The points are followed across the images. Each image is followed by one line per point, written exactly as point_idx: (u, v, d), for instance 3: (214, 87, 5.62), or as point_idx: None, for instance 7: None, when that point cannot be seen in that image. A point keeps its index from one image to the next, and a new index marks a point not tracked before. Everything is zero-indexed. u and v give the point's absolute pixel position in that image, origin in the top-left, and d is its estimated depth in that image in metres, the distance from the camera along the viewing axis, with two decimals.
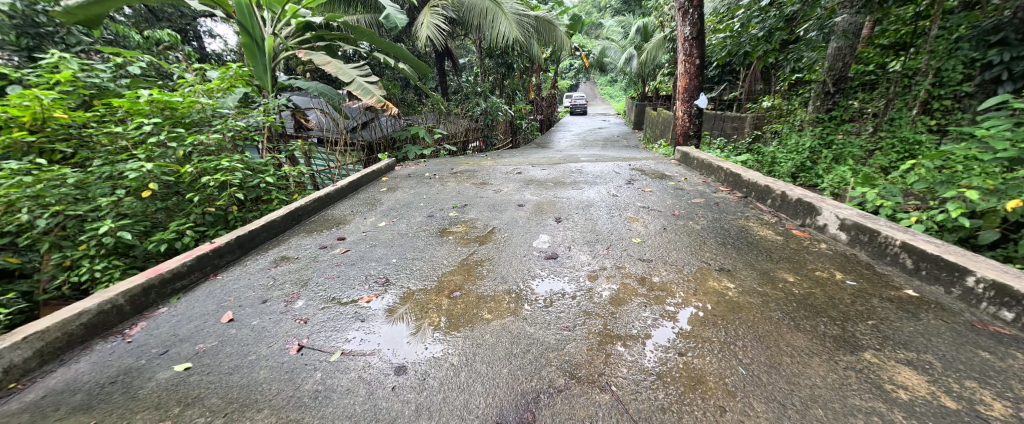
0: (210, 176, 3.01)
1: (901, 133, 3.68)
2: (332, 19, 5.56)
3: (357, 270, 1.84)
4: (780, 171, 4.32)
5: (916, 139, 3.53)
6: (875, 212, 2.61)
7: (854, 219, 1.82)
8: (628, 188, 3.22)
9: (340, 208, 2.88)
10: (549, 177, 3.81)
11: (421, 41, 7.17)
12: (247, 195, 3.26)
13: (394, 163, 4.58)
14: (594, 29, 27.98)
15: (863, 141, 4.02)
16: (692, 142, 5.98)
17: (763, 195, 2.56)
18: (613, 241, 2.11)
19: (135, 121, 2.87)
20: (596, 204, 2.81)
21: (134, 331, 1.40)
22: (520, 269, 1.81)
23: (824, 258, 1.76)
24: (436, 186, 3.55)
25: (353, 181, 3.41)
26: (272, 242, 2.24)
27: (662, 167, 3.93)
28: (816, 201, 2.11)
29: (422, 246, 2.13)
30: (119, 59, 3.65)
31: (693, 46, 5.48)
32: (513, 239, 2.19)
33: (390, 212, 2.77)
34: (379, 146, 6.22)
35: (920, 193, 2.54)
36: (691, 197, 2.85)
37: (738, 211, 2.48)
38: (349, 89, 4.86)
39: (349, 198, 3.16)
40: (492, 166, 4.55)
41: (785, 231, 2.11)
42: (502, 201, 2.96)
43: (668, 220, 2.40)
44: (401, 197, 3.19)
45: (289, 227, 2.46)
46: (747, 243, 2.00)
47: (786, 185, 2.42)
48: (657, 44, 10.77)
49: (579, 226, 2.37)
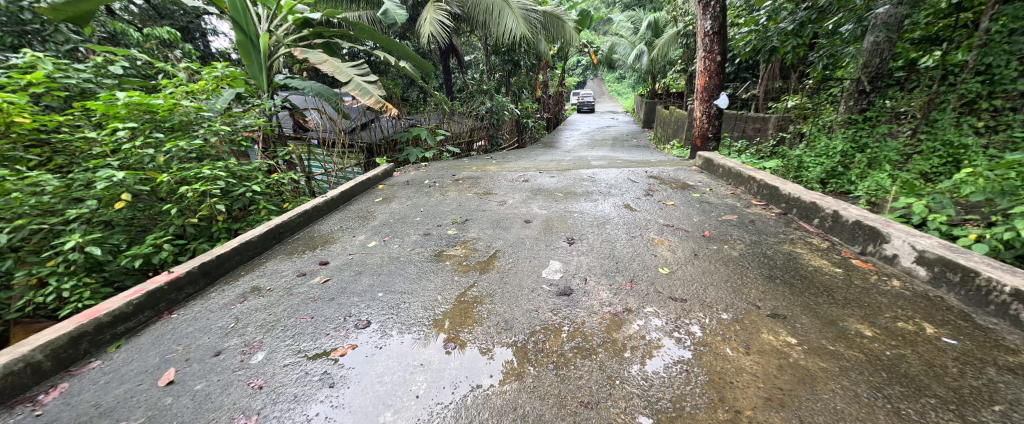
0: (189, 185, 2.73)
1: (947, 136, 3.34)
2: (330, 15, 5.29)
3: (334, 308, 1.55)
4: (810, 177, 3.96)
5: (967, 144, 3.17)
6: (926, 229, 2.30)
7: (937, 253, 1.49)
8: (647, 200, 2.90)
9: (328, 223, 2.61)
10: (559, 185, 3.50)
11: (424, 38, 6.88)
12: (232, 205, 3.00)
13: (392, 169, 4.30)
14: (604, 26, 27.59)
15: (899, 144, 3.69)
16: (710, 144, 5.60)
17: (808, 213, 2.24)
18: (637, 271, 1.79)
19: (109, 127, 2.57)
20: (612, 220, 2.50)
21: (49, 398, 1.12)
22: (527, 311, 1.50)
23: (903, 302, 1.44)
24: (435, 196, 3.27)
25: (346, 190, 3.14)
26: (245, 267, 1.96)
27: (682, 175, 3.59)
28: (880, 225, 1.78)
29: (415, 274, 1.85)
30: (100, 57, 3.37)
31: (714, 42, 5.09)
32: (519, 267, 1.89)
33: (382, 229, 2.48)
34: (379, 148, 5.95)
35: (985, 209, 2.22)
36: (720, 212, 2.53)
37: (779, 232, 2.15)
38: (346, 90, 4.60)
39: (341, 211, 2.88)
40: (496, 172, 4.25)
41: (842, 261, 1.79)
42: (507, 216, 2.68)
43: (699, 243, 2.07)
44: (396, 209, 2.90)
45: (269, 248, 2.19)
46: (799, 277, 1.67)
47: (836, 202, 2.10)
48: (670, 41, 10.34)
49: (596, 249, 2.07)
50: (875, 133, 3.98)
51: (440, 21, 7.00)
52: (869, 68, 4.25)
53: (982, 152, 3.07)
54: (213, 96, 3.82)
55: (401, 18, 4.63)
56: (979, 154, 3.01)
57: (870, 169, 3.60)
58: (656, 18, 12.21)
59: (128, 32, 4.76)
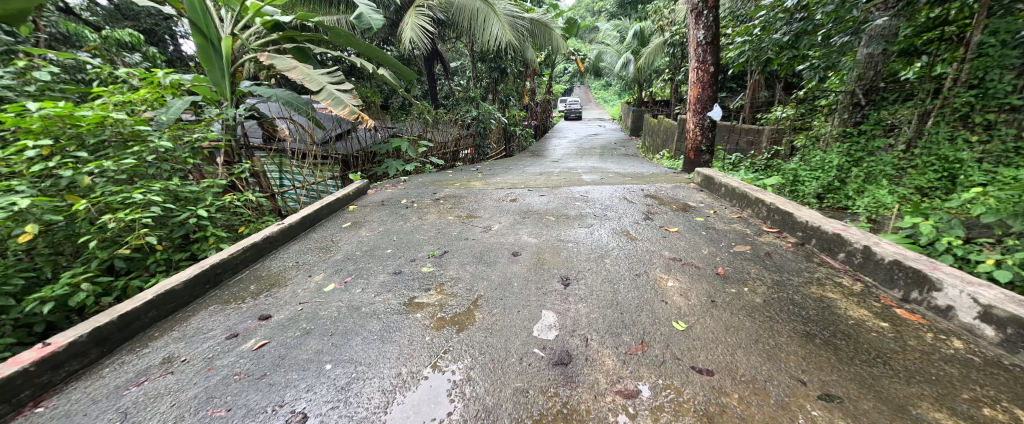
0: (117, 211, 2.31)
1: (942, 149, 3.25)
2: (304, 18, 4.87)
3: (262, 393, 1.17)
4: (806, 191, 3.82)
5: (964, 159, 3.07)
6: (944, 256, 2.12)
7: (1010, 310, 1.24)
8: (647, 225, 2.63)
9: (282, 257, 2.23)
10: (549, 205, 3.20)
11: (405, 43, 6.54)
12: (173, 232, 2.58)
13: (367, 185, 3.91)
14: (590, 34, 27.86)
15: (895, 158, 3.57)
16: (704, 157, 5.41)
17: (832, 246, 1.98)
18: (647, 327, 1.48)
19: (17, 144, 2.11)
20: (611, 253, 2.20)
21: None
22: (515, 394, 1.17)
23: (977, 374, 1.16)
24: (412, 220, 2.92)
25: (310, 214, 2.77)
26: (163, 326, 1.56)
27: (681, 195, 3.35)
28: (927, 268, 1.53)
29: (376, 332, 1.50)
30: (23, 61, 2.90)
31: (707, 52, 4.92)
32: (505, 321, 1.56)
33: (344, 266, 2.11)
34: (355, 161, 5.55)
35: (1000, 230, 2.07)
36: (730, 242, 2.26)
37: (801, 269, 1.89)
38: (317, 99, 4.19)
39: (301, 240, 2.50)
40: (481, 189, 3.92)
41: (883, 311, 1.52)
42: (492, 246, 2.35)
43: (714, 284, 1.79)
44: (365, 238, 2.54)
45: (199, 295, 1.80)
46: (841, 335, 1.38)
47: (863, 235, 1.86)
48: (656, 50, 10.31)
49: (596, 293, 1.75)
50: (870, 147, 3.86)
51: (423, 27, 6.68)
52: (864, 81, 4.19)
53: (981, 168, 2.96)
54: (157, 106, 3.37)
55: (377, 23, 4.27)
56: (975, 170, 2.93)
57: (872, 186, 3.44)
58: (641, 27, 12.26)
59: (84, 33, 4.62)
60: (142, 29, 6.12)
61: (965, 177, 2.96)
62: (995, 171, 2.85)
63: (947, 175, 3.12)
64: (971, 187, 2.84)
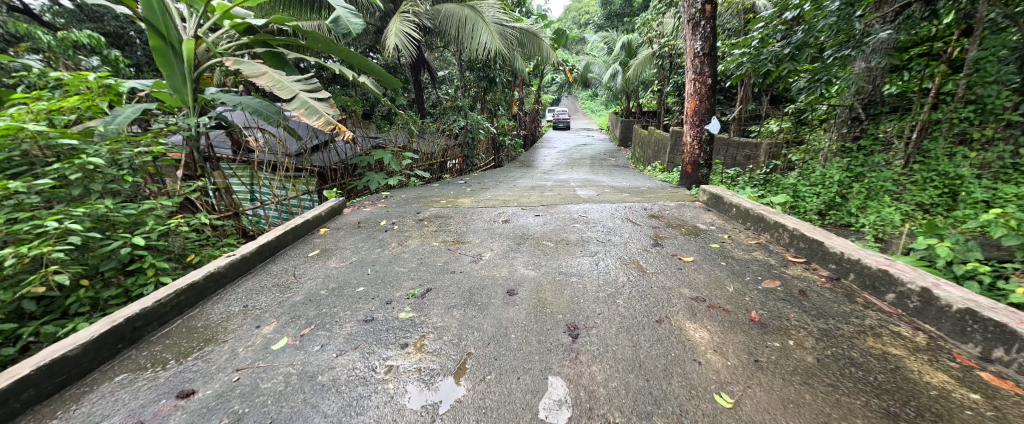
0: (27, 243, 1.89)
1: (941, 165, 3.20)
2: (279, 21, 4.48)
3: None
4: (807, 208, 3.59)
5: (964, 175, 3.00)
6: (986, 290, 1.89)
7: None
8: (657, 253, 2.35)
9: (227, 300, 1.84)
10: (545, 228, 2.89)
11: (389, 50, 6.21)
12: (104, 265, 2.15)
13: (343, 202, 3.51)
14: (577, 45, 28.33)
15: (902, 175, 3.42)
16: (702, 171, 5.22)
17: (878, 284, 1.71)
18: (684, 404, 1.16)
19: None
20: (623, 290, 1.90)
21: None
22: None
23: None
24: (391, 247, 2.56)
25: (269, 242, 2.38)
26: (42, 414, 1.15)
27: (688, 215, 3.10)
28: (1012, 320, 1.26)
29: (332, 417, 1.12)
30: None
31: (704, 63, 4.76)
32: (502, 397, 1.21)
33: (304, 311, 1.74)
34: (334, 174, 5.13)
35: (1022, 254, 1.98)
36: (756, 276, 1.99)
37: (846, 313, 1.62)
38: (289, 108, 3.81)
39: (256, 275, 2.12)
40: (470, 207, 3.59)
41: (964, 375, 1.24)
42: (483, 282, 2.01)
43: (752, 335, 1.49)
44: (333, 271, 2.16)
45: (107, 359, 1.39)
46: (933, 416, 1.08)
47: (914, 273, 1.61)
48: (645, 61, 10.26)
49: (612, 351, 1.43)
50: (871, 162, 3.71)
51: (407, 34, 6.37)
52: (863, 94, 4.20)
53: (992, 187, 2.83)
54: (90, 117, 2.84)
55: (355, 27, 3.92)
56: (976, 185, 2.86)
57: (877, 204, 3.24)
58: (629, 39, 12.27)
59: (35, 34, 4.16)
60: (105, 31, 5.50)
61: (967, 194, 2.85)
62: (997, 188, 2.79)
63: (948, 192, 3.04)
64: (974, 203, 2.75)
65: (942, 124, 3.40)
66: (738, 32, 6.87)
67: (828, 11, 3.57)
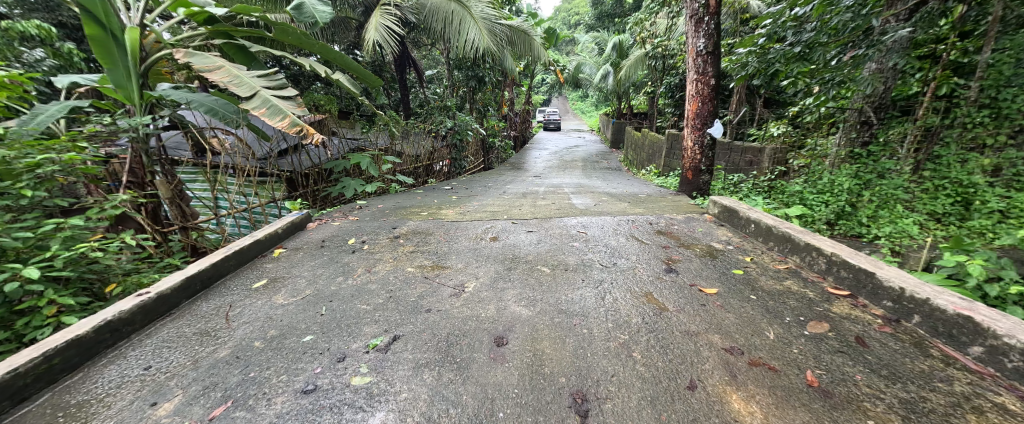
0: None
1: (952, 173, 2.92)
2: (241, 11, 3.95)
3: None
4: (815, 217, 3.17)
5: (978, 182, 2.76)
6: None
7: None
8: (675, 283, 1.98)
9: (127, 359, 1.41)
10: (538, 248, 2.51)
11: (369, 46, 5.76)
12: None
13: (307, 216, 3.07)
14: (567, 45, 28.15)
15: (907, 180, 3.13)
16: (704, 177, 4.89)
17: (957, 332, 1.38)
18: None
19: None
20: (642, 335, 1.54)
21: None
22: None
23: None
24: (356, 274, 2.14)
25: (201, 273, 1.96)
26: None
27: (699, 232, 2.76)
28: None
29: None
30: None
31: (708, 63, 4.45)
32: None
33: (225, 375, 1.32)
34: (307, 179, 4.59)
35: None
36: (800, 315, 1.64)
37: (925, 373, 1.27)
38: (248, 107, 3.33)
39: (177, 319, 1.70)
40: (455, 221, 3.18)
41: None
42: (464, 327, 1.61)
43: (821, 414, 1.11)
44: (278, 312, 1.73)
45: None
46: None
47: (1008, 323, 1.27)
48: (636, 62, 9.96)
49: None
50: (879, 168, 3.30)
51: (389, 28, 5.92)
52: (873, 97, 3.78)
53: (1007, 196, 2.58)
54: None
55: (324, 17, 3.48)
56: (990, 194, 2.64)
57: (889, 213, 2.92)
58: (620, 40, 12.03)
59: None
60: (59, 23, 4.73)
61: (981, 203, 2.64)
62: (1011, 196, 2.58)
63: (961, 200, 2.78)
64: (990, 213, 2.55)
65: (953, 129, 3.12)
66: (734, 32, 6.64)
67: (841, 7, 3.25)
